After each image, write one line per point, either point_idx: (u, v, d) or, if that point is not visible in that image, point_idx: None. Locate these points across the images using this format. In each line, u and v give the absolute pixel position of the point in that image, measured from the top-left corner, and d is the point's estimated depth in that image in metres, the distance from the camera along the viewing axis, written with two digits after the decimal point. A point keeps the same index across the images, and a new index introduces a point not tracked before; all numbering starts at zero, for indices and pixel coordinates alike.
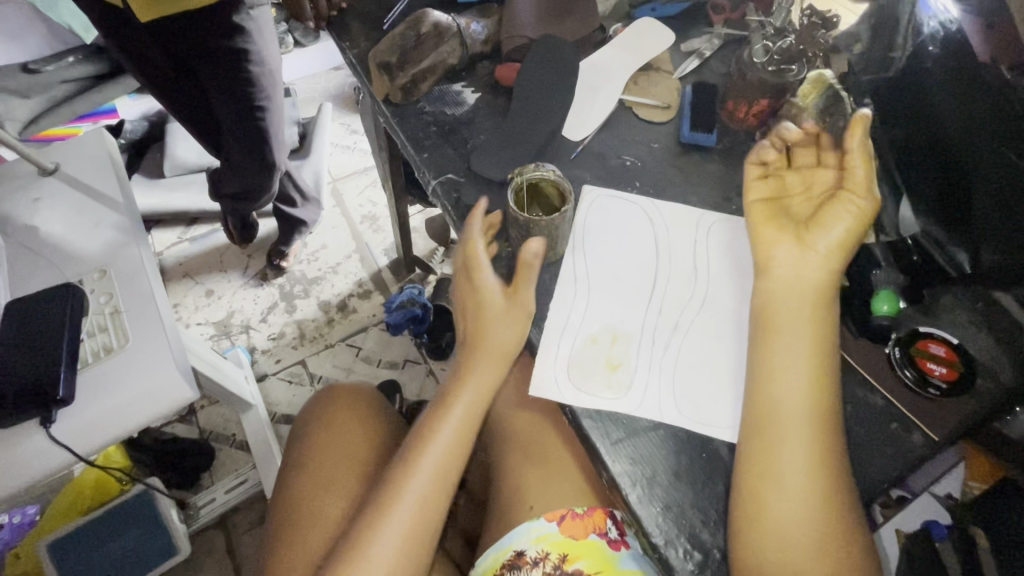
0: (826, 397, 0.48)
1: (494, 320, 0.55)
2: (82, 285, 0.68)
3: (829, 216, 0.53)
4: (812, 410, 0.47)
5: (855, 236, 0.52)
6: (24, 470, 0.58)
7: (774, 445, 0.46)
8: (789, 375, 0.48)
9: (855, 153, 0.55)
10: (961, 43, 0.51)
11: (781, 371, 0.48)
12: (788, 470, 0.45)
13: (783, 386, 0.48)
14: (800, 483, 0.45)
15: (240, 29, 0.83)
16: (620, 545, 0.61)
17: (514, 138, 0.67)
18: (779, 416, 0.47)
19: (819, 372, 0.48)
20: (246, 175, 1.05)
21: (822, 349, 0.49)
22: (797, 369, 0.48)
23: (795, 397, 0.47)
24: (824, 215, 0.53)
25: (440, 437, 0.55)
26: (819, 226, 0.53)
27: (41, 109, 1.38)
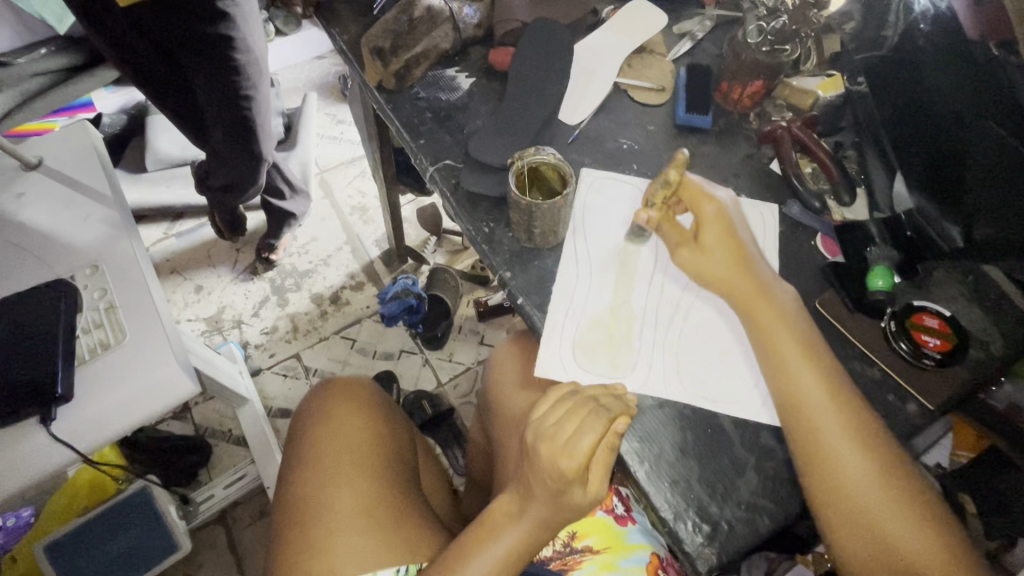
0: (799, 321, 0.51)
1: (573, 491, 0.47)
2: (74, 280, 0.66)
3: (700, 261, 0.53)
4: (793, 339, 0.50)
5: (728, 273, 0.52)
6: (23, 469, 0.58)
7: (838, 473, 0.46)
8: (803, 377, 0.48)
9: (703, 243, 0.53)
10: (951, 20, 0.53)
11: (769, 322, 0.51)
12: (859, 492, 0.45)
13: (778, 337, 0.50)
14: (876, 493, 0.45)
15: (224, 14, 0.81)
16: (627, 521, 0.64)
17: (511, 123, 0.66)
18: (832, 449, 0.46)
19: (836, 403, 0.47)
20: (233, 167, 1.03)
21: (784, 308, 0.51)
22: (803, 363, 0.49)
23: (832, 433, 0.46)
24: (699, 260, 0.53)
25: (482, 565, 0.49)
26: (698, 262, 0.53)
27: (11, 104, 1.29)
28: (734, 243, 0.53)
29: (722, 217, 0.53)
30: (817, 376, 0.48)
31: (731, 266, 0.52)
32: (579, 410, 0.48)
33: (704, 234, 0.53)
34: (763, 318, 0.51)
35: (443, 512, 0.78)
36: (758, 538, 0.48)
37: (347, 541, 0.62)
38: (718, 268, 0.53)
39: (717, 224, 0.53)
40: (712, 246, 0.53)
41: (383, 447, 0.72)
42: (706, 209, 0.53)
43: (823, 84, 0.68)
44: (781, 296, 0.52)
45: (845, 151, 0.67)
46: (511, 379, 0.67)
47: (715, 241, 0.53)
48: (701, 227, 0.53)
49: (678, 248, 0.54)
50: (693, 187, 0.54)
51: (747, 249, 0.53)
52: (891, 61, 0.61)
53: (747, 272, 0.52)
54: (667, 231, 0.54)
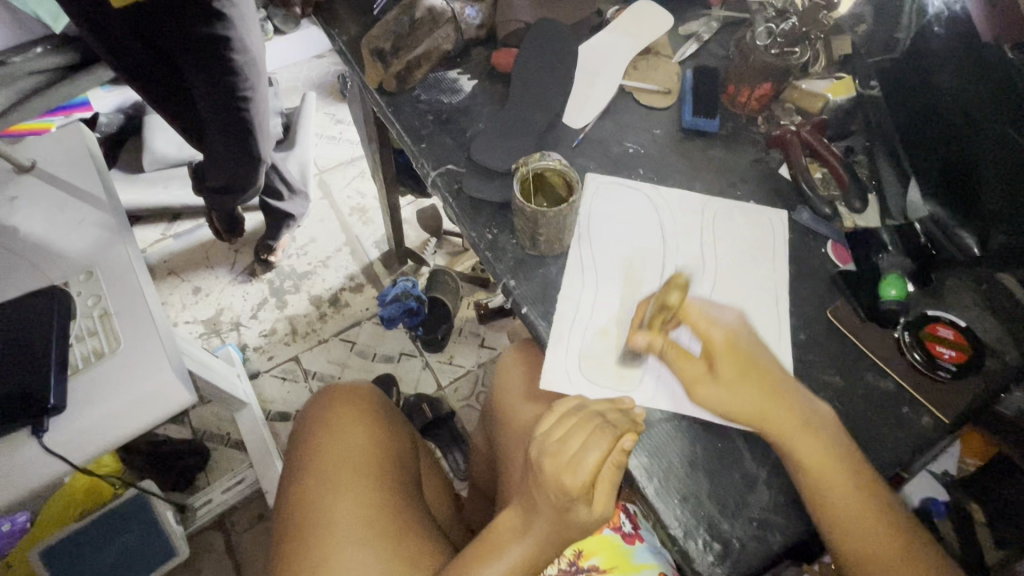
0: (831, 437, 0.47)
1: (579, 508, 0.46)
2: (67, 287, 0.65)
3: (716, 398, 0.48)
4: (829, 454, 0.46)
5: (750, 406, 0.48)
6: (16, 480, 0.56)
7: (844, 513, 0.45)
8: (823, 462, 0.46)
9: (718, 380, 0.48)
10: (967, 23, 0.51)
11: (807, 452, 0.46)
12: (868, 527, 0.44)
13: (814, 452, 0.46)
14: (883, 526, 0.44)
15: (220, 15, 0.80)
16: (634, 539, 0.63)
17: (515, 126, 0.65)
18: (838, 492, 0.45)
19: (829, 445, 0.47)
20: (230, 168, 1.01)
21: (808, 416, 0.48)
22: (829, 458, 0.46)
23: (835, 475, 0.45)
24: (717, 397, 0.48)
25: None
26: (713, 397, 0.48)
27: (7, 104, 1.20)
28: (751, 367, 0.49)
29: (732, 345, 0.49)
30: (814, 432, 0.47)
31: (755, 396, 0.48)
32: (585, 424, 0.47)
33: (717, 363, 0.49)
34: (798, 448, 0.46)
35: (447, 521, 0.77)
36: (770, 556, 0.46)
37: (346, 553, 0.61)
38: (742, 400, 0.48)
39: (729, 355, 0.49)
40: (728, 378, 0.48)
41: (384, 456, 0.71)
42: (714, 335, 0.49)
43: (833, 87, 0.67)
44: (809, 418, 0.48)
45: (855, 155, 0.66)
46: (515, 387, 0.66)
47: (732, 372, 0.49)
48: (713, 357, 0.49)
49: (695, 385, 0.49)
50: (695, 313, 0.50)
51: (768, 374, 0.49)
52: (903, 63, 0.60)
53: (767, 398, 0.48)
54: (675, 362, 0.50)
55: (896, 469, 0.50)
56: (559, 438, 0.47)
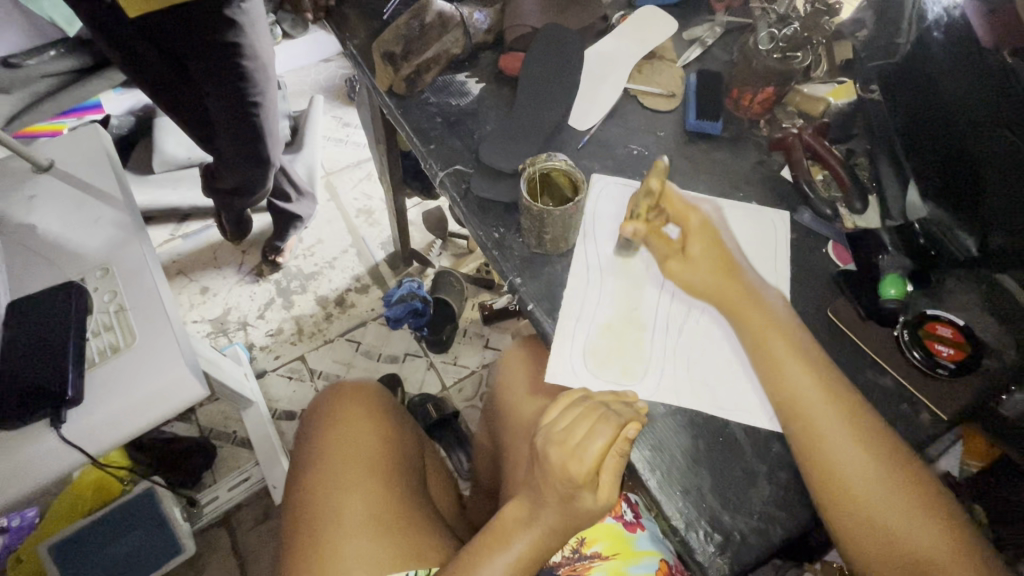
0: (797, 332, 0.51)
1: (584, 497, 0.47)
2: (85, 283, 0.67)
3: (690, 269, 0.53)
4: (788, 345, 0.50)
5: (715, 279, 0.53)
6: (29, 472, 0.58)
7: (857, 500, 0.45)
8: (792, 368, 0.49)
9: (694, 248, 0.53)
10: (965, 28, 0.53)
11: (765, 330, 0.51)
12: (882, 516, 0.44)
13: (774, 342, 0.50)
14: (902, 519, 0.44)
15: (232, 22, 0.82)
16: (636, 527, 0.64)
17: (522, 128, 0.66)
18: (852, 476, 0.45)
19: (856, 434, 0.46)
20: (239, 170, 1.03)
21: (776, 315, 0.52)
22: (799, 367, 0.49)
23: (851, 459, 0.45)
24: (688, 266, 0.54)
25: (493, 571, 0.49)
26: (685, 266, 0.54)
27: (20, 105, 1.33)
28: (718, 252, 0.54)
29: (706, 228, 0.54)
30: (821, 394, 0.48)
31: (721, 278, 0.53)
32: (589, 414, 0.48)
33: (690, 247, 0.54)
34: (764, 336, 0.51)
35: (452, 518, 0.78)
36: (770, 548, 0.47)
37: (355, 546, 0.62)
38: (709, 280, 0.53)
39: (701, 235, 0.54)
40: (698, 258, 0.53)
41: (393, 452, 0.72)
42: (691, 221, 0.54)
43: (834, 91, 0.69)
44: (770, 297, 0.53)
45: (856, 158, 0.67)
46: (521, 384, 0.67)
47: (701, 252, 0.53)
48: (686, 237, 0.54)
49: (667, 261, 0.54)
50: (676, 199, 0.54)
51: (736, 263, 0.54)
52: (903, 66, 0.61)
53: (731, 278, 0.53)
54: (655, 243, 0.54)
55: None
56: (565, 428, 0.49)
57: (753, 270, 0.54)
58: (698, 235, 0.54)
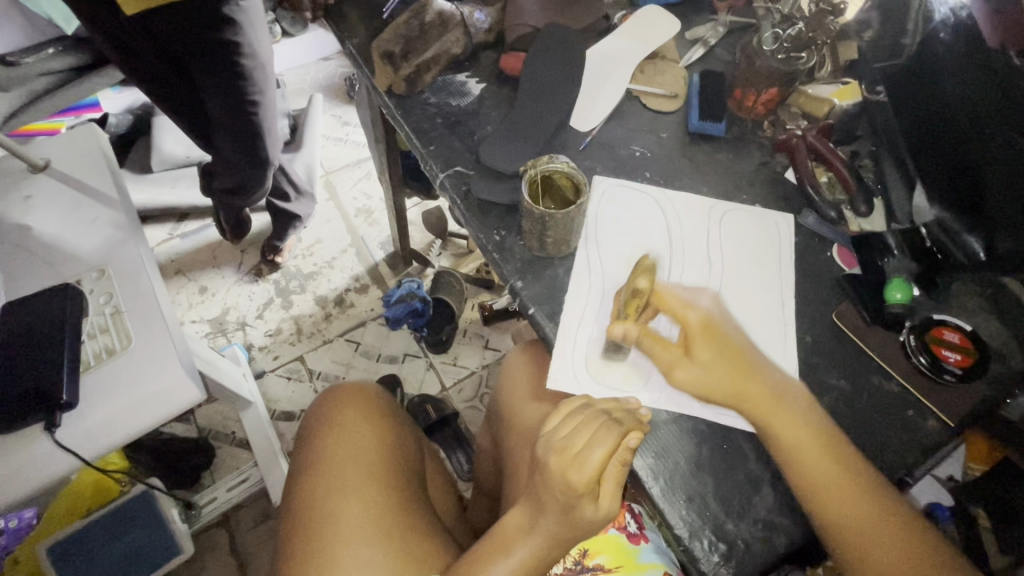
0: (800, 403, 0.49)
1: (586, 505, 0.46)
2: (81, 284, 0.66)
3: (699, 376, 0.49)
4: (796, 420, 0.48)
5: (726, 380, 0.49)
6: (24, 477, 0.57)
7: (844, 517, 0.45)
8: (799, 439, 0.47)
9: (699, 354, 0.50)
10: (972, 29, 0.52)
11: (781, 426, 0.48)
12: (868, 530, 0.45)
13: (787, 424, 0.48)
14: (887, 531, 0.45)
15: (230, 20, 0.81)
16: (639, 539, 0.63)
17: (523, 129, 0.65)
18: (839, 495, 0.45)
19: (835, 454, 0.47)
20: (237, 170, 1.02)
21: (780, 395, 0.49)
22: (804, 433, 0.47)
23: (835, 482, 0.46)
24: (697, 377, 0.49)
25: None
26: (691, 375, 0.49)
27: (19, 103, 1.31)
28: (725, 347, 0.50)
29: (708, 328, 0.50)
30: (814, 436, 0.47)
31: (734, 378, 0.49)
32: (591, 422, 0.47)
33: (695, 347, 0.50)
34: (785, 434, 0.47)
35: (452, 521, 0.77)
36: (775, 557, 0.47)
37: (354, 552, 0.61)
38: (721, 381, 0.49)
39: (705, 337, 0.50)
40: (705, 359, 0.50)
41: (393, 458, 0.71)
42: (689, 317, 0.50)
43: (839, 92, 0.68)
44: (779, 393, 0.49)
45: (860, 160, 0.67)
46: (522, 388, 0.67)
47: (708, 355, 0.50)
48: (689, 341, 0.50)
49: (673, 369, 0.50)
50: (670, 298, 0.51)
51: (742, 352, 0.51)
52: (908, 68, 0.60)
53: (739, 375, 0.49)
54: (651, 347, 0.50)
55: (902, 472, 0.50)
56: (566, 436, 0.48)
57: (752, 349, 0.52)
58: (701, 336, 0.50)
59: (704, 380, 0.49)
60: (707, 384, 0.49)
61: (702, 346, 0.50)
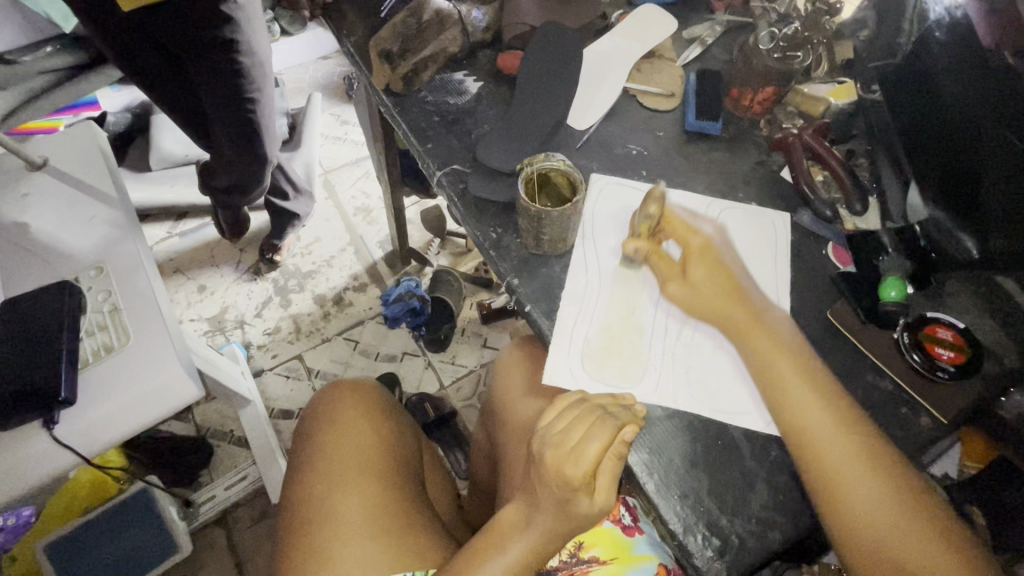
0: (809, 359, 0.51)
1: (580, 500, 0.46)
2: (78, 282, 0.66)
3: (694, 290, 0.54)
4: (793, 362, 0.50)
5: (718, 300, 0.53)
6: (22, 474, 0.57)
7: (843, 485, 0.45)
8: (791, 381, 0.49)
9: (696, 271, 0.54)
10: (968, 30, 0.52)
11: (766, 349, 0.51)
12: (867, 505, 0.44)
13: (779, 362, 0.50)
14: (886, 509, 0.44)
15: (228, 18, 0.81)
16: (633, 531, 0.64)
17: (520, 128, 0.65)
18: (842, 463, 0.45)
19: (843, 424, 0.47)
20: (235, 168, 1.02)
21: (778, 333, 0.52)
22: (796, 378, 0.49)
23: (838, 447, 0.46)
24: (690, 289, 0.54)
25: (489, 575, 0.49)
26: (688, 287, 0.54)
27: (17, 102, 1.32)
28: (719, 272, 0.53)
29: (707, 251, 0.54)
30: (813, 392, 0.48)
31: (722, 300, 0.53)
32: (586, 417, 0.48)
33: (690, 269, 0.54)
34: (771, 364, 0.50)
35: (449, 519, 0.77)
36: (769, 553, 0.47)
37: (352, 547, 0.62)
38: (711, 301, 0.53)
39: (703, 258, 0.54)
40: (698, 279, 0.53)
41: (391, 455, 0.72)
42: (692, 240, 0.54)
43: (835, 91, 0.68)
44: (775, 320, 0.53)
45: (857, 158, 0.67)
46: (518, 385, 0.67)
47: (702, 274, 0.53)
48: (687, 260, 0.54)
49: (667, 283, 0.55)
50: (678, 222, 0.55)
51: (741, 281, 0.54)
52: (904, 67, 0.60)
53: (733, 298, 0.53)
54: (655, 262, 0.56)
55: None
56: (560, 431, 0.48)
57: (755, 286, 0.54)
58: (700, 260, 0.54)
59: (698, 297, 0.53)
60: (699, 300, 0.53)
61: (699, 268, 0.54)
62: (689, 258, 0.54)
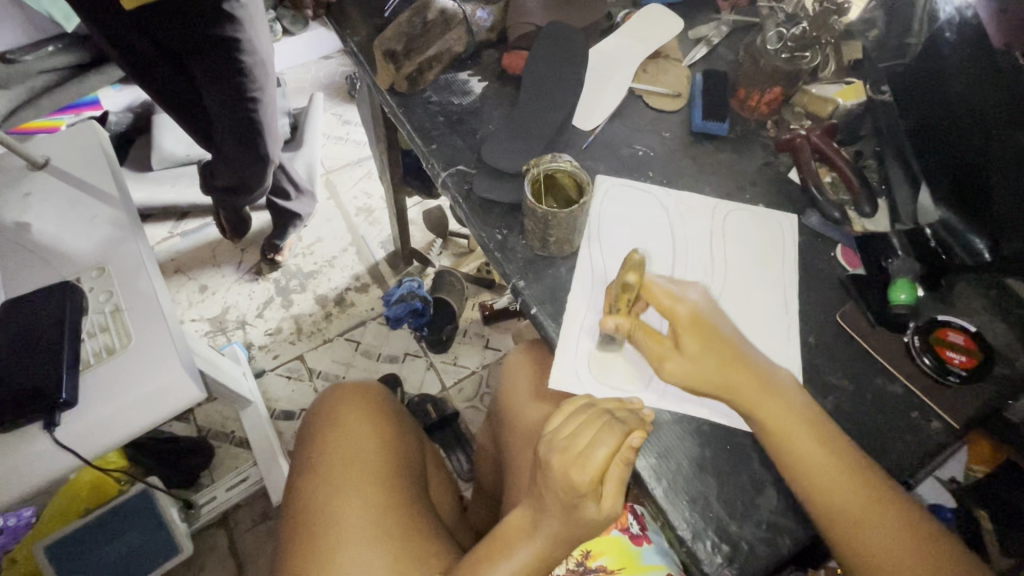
0: (798, 396, 0.49)
1: (588, 505, 0.46)
2: (80, 283, 0.66)
3: (692, 365, 0.49)
4: (794, 418, 0.47)
5: (718, 374, 0.48)
6: (22, 476, 0.56)
7: (860, 540, 0.43)
8: (798, 436, 0.46)
9: (690, 344, 0.49)
10: (977, 29, 0.52)
11: (771, 417, 0.47)
12: (881, 551, 0.43)
13: (783, 381, 0.49)
14: (909, 561, 0.42)
15: (229, 16, 0.80)
16: (642, 541, 0.63)
17: (525, 128, 0.65)
18: (851, 512, 0.44)
19: (854, 477, 0.45)
20: (238, 168, 1.02)
21: (785, 398, 0.48)
22: (808, 440, 0.46)
23: (847, 498, 0.44)
24: (688, 365, 0.49)
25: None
26: (682, 362, 0.49)
27: (18, 101, 1.31)
28: (714, 342, 0.49)
29: (697, 321, 0.50)
30: (821, 448, 0.46)
31: (722, 372, 0.48)
32: (594, 421, 0.47)
33: (683, 341, 0.49)
34: (785, 433, 0.46)
35: (453, 523, 0.77)
36: (779, 559, 0.46)
37: (356, 553, 0.61)
38: (709, 374, 0.48)
39: (694, 330, 0.49)
40: (694, 353, 0.49)
41: (394, 458, 0.71)
42: (679, 311, 0.50)
43: (843, 92, 0.68)
44: (774, 383, 0.49)
45: (865, 160, 0.67)
46: (523, 388, 0.67)
47: (696, 347, 0.49)
48: (677, 334, 0.50)
49: (662, 361, 0.50)
50: (658, 290, 0.51)
51: (736, 348, 0.49)
52: (914, 67, 0.60)
53: (730, 368, 0.48)
54: (642, 340, 0.51)
55: (907, 473, 0.50)
56: (567, 435, 0.48)
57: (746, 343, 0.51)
58: (695, 333, 0.49)
59: (695, 373, 0.48)
60: (698, 376, 0.48)
61: (694, 339, 0.49)
62: (679, 333, 0.49)
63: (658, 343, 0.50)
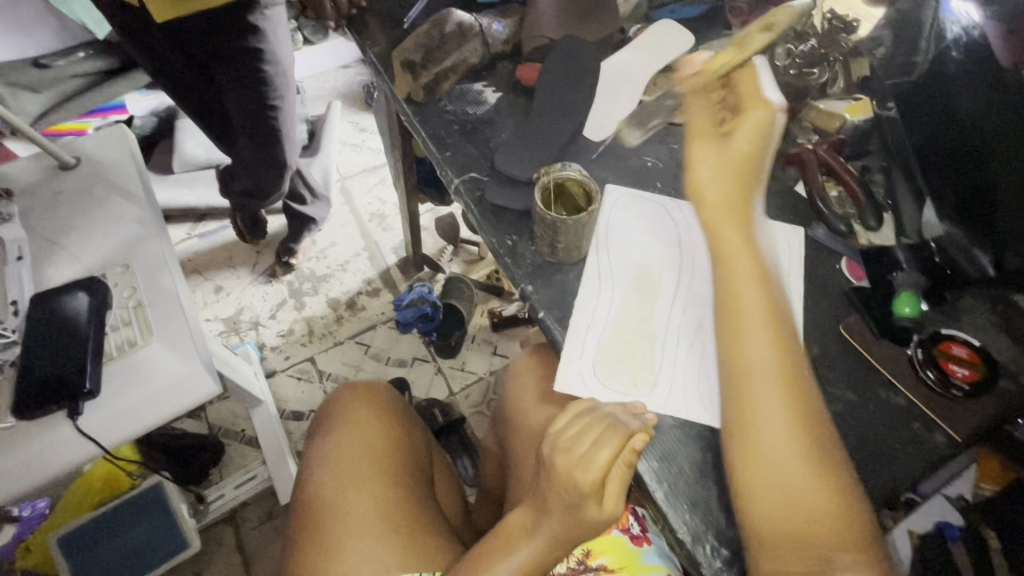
0: (774, 296, 0.52)
1: (588, 506, 0.47)
2: (105, 278, 0.68)
3: (728, 143, 0.55)
4: (758, 294, 0.51)
5: (733, 171, 0.55)
6: (42, 465, 0.58)
7: (772, 458, 0.45)
8: (757, 342, 0.49)
9: (742, 129, 0.55)
10: (983, 47, 0.52)
11: (740, 272, 0.52)
12: (788, 472, 0.45)
13: (744, 283, 0.52)
14: (803, 494, 0.44)
15: (253, 28, 0.83)
16: (642, 542, 0.63)
17: (537, 138, 0.67)
18: (771, 431, 0.46)
19: (792, 412, 0.46)
20: (257, 173, 1.05)
21: (760, 265, 0.53)
22: (760, 318, 0.50)
23: (776, 414, 0.46)
24: (727, 141, 0.56)
25: None
26: (722, 141, 0.56)
27: (49, 104, 1.37)
28: (754, 155, 0.55)
29: (758, 124, 0.55)
30: (774, 356, 0.48)
31: (734, 186, 0.54)
32: (597, 424, 0.48)
33: (734, 134, 0.56)
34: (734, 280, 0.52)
35: (459, 524, 0.78)
36: None
37: (362, 546, 0.62)
38: (721, 181, 0.55)
39: (746, 130, 0.55)
40: (733, 150, 0.55)
41: (402, 454, 0.72)
42: (751, 111, 0.56)
43: (851, 108, 0.69)
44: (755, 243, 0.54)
45: (871, 175, 0.68)
46: (530, 392, 0.68)
47: (741, 144, 0.55)
48: (733, 128, 0.56)
49: (698, 137, 0.57)
50: (750, 82, 0.57)
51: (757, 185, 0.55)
52: (924, 83, 0.60)
53: (740, 190, 0.54)
54: (699, 119, 0.58)
55: (905, 485, 0.50)
56: (570, 436, 0.49)
57: (760, 218, 0.56)
58: (750, 127, 0.55)
59: (713, 158, 0.55)
60: (710, 164, 0.56)
61: (739, 135, 0.55)
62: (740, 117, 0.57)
63: (711, 124, 0.58)
